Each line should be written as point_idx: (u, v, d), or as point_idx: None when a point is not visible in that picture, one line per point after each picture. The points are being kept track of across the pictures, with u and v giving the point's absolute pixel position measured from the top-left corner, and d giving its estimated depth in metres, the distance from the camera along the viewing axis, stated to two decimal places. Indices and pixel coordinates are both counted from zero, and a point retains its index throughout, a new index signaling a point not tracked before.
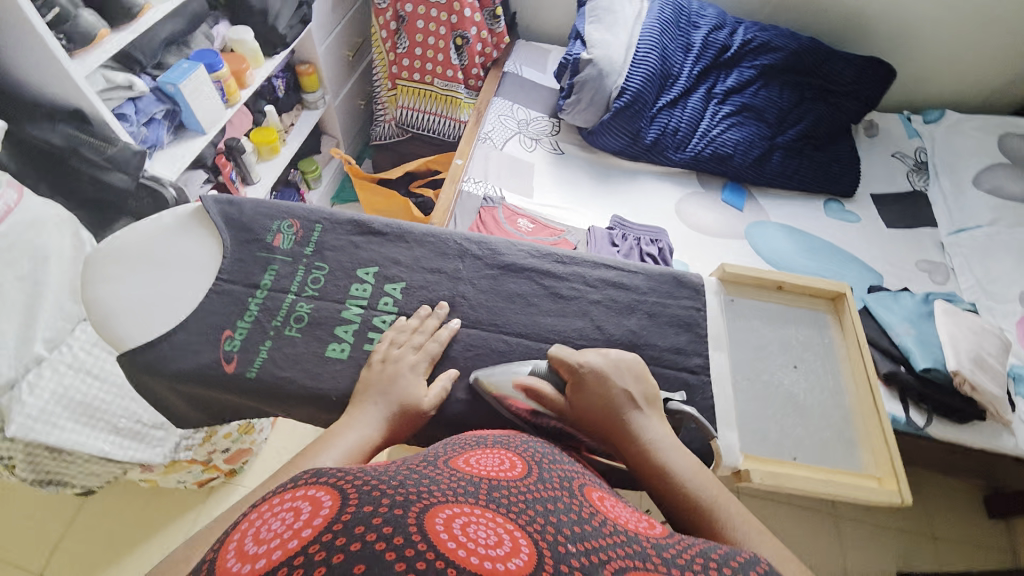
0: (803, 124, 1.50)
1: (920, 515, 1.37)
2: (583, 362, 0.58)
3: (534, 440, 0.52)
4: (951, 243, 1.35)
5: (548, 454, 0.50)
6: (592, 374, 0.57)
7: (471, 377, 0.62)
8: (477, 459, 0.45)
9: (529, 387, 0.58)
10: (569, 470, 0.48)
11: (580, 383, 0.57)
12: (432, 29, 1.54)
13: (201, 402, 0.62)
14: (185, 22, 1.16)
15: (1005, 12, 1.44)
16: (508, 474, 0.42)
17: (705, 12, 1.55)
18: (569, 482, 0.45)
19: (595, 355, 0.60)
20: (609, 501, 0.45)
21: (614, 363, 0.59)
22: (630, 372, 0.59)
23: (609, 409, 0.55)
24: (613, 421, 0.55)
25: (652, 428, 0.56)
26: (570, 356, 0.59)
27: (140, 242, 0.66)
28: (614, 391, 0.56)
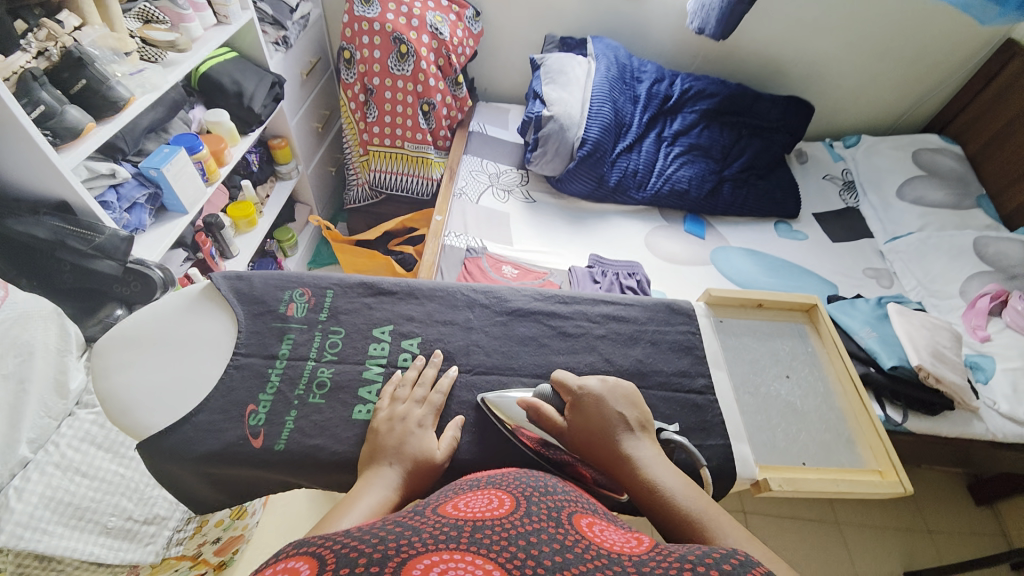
0: (745, 157, 1.67)
1: (912, 510, 1.43)
2: (582, 385, 0.63)
3: (527, 476, 0.51)
4: (889, 250, 1.51)
5: (540, 485, 0.48)
6: (590, 396, 0.62)
7: (481, 396, 0.65)
8: (464, 501, 0.44)
9: (531, 407, 0.62)
10: (559, 497, 0.46)
11: (578, 405, 0.61)
12: (400, 98, 1.64)
13: (224, 481, 0.61)
14: (165, 110, 1.20)
15: (894, 51, 1.70)
16: (494, 513, 0.41)
17: (645, 68, 1.71)
18: (557, 512, 0.43)
19: (594, 379, 0.64)
20: (600, 524, 0.44)
21: (611, 386, 0.64)
22: (625, 397, 0.63)
23: (602, 427, 0.59)
24: (605, 438, 0.58)
25: (643, 447, 0.59)
26: (571, 380, 0.64)
27: (152, 326, 0.67)
28: (608, 410, 0.60)
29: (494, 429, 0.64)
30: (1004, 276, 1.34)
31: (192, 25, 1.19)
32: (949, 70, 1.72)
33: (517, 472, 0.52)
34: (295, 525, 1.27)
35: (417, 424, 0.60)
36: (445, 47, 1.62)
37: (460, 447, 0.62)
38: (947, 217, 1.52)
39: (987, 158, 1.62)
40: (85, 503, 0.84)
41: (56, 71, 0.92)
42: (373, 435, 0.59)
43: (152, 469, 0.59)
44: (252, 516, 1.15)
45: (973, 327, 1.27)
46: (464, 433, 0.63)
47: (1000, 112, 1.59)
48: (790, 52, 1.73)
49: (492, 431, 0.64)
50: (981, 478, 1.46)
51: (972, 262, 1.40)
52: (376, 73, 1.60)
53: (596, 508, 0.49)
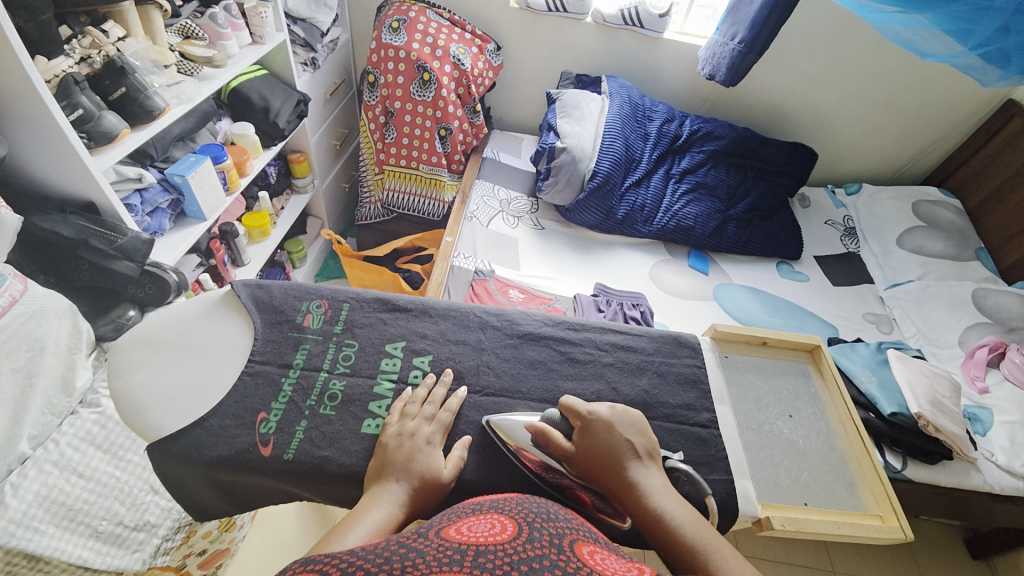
0: (750, 198, 1.71)
1: (907, 562, 1.41)
2: (592, 410, 0.63)
3: (529, 501, 0.49)
4: (888, 296, 1.54)
5: (542, 511, 0.46)
6: (599, 422, 0.62)
7: (486, 417, 0.65)
8: (469, 525, 0.42)
9: (539, 432, 0.62)
10: (561, 524, 0.45)
11: (588, 430, 0.62)
12: (419, 122, 1.69)
13: (229, 487, 0.61)
14: (195, 121, 1.24)
15: (897, 105, 1.77)
16: (496, 537, 0.40)
17: (656, 108, 1.78)
18: (560, 539, 0.41)
19: (602, 405, 0.64)
20: (601, 553, 0.43)
21: (620, 414, 0.64)
22: (632, 425, 0.64)
23: (612, 452, 0.60)
24: (615, 465, 0.59)
25: (650, 475, 0.60)
26: (580, 405, 0.64)
27: (169, 329, 0.68)
28: (619, 438, 0.61)
29: (503, 450, 0.65)
30: (1003, 329, 1.36)
31: (229, 43, 1.24)
32: (951, 126, 1.79)
33: (520, 498, 0.50)
34: (282, 542, 1.24)
35: (425, 441, 0.61)
36: (465, 77, 1.69)
37: (467, 466, 0.62)
38: (947, 267, 1.55)
39: (987, 212, 1.66)
40: (77, 505, 0.83)
41: (98, 77, 0.95)
42: (382, 450, 0.59)
43: (161, 471, 0.59)
44: (240, 529, 1.14)
45: (972, 377, 1.28)
46: (471, 453, 0.64)
47: (999, 168, 1.65)
48: (795, 101, 1.81)
49: (500, 451, 0.64)
50: (979, 532, 1.44)
51: (971, 312, 1.42)
52: (398, 97, 1.66)
53: (597, 537, 0.47)
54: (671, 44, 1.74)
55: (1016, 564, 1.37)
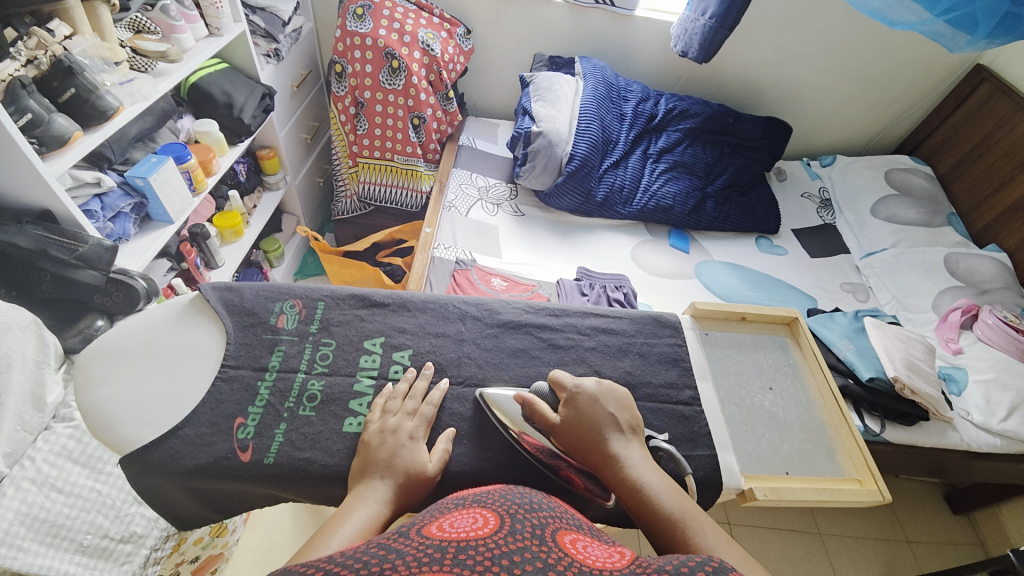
0: (727, 174, 1.72)
1: (891, 520, 1.46)
2: (578, 384, 0.64)
3: (512, 492, 0.49)
4: (864, 265, 1.57)
5: (525, 502, 0.46)
6: (583, 396, 0.63)
7: (480, 391, 0.67)
8: (451, 522, 0.42)
9: (526, 402, 0.63)
10: (543, 514, 0.45)
11: (572, 402, 0.62)
12: (390, 112, 1.65)
13: (210, 495, 0.60)
14: (154, 119, 1.19)
15: (869, 74, 1.78)
16: (478, 532, 0.39)
17: (631, 87, 1.76)
18: (542, 529, 0.41)
19: (590, 379, 0.65)
20: (584, 540, 0.43)
21: (605, 390, 0.64)
22: (617, 400, 0.64)
23: (594, 425, 0.60)
24: (596, 437, 0.60)
25: (631, 449, 0.60)
26: (567, 379, 0.65)
27: (137, 338, 0.66)
28: (601, 410, 0.62)
29: (490, 440, 0.64)
30: (975, 291, 1.41)
31: (184, 36, 1.19)
32: (920, 94, 1.81)
33: (503, 490, 0.50)
34: (276, 543, 1.24)
35: (409, 436, 0.60)
36: (436, 63, 1.65)
37: (453, 459, 0.62)
38: (920, 234, 1.58)
39: (957, 178, 1.70)
40: (60, 521, 0.82)
41: (44, 79, 0.90)
42: (364, 448, 0.59)
43: (137, 484, 0.58)
44: (232, 533, 1.13)
45: (946, 340, 1.32)
46: (456, 445, 0.63)
47: (968, 134, 1.68)
48: (768, 75, 1.81)
49: (485, 442, 0.64)
50: (958, 489, 1.50)
51: (944, 276, 1.46)
52: (367, 87, 1.62)
53: (580, 523, 0.48)
54: (643, 22, 1.73)
55: (995, 517, 1.43)
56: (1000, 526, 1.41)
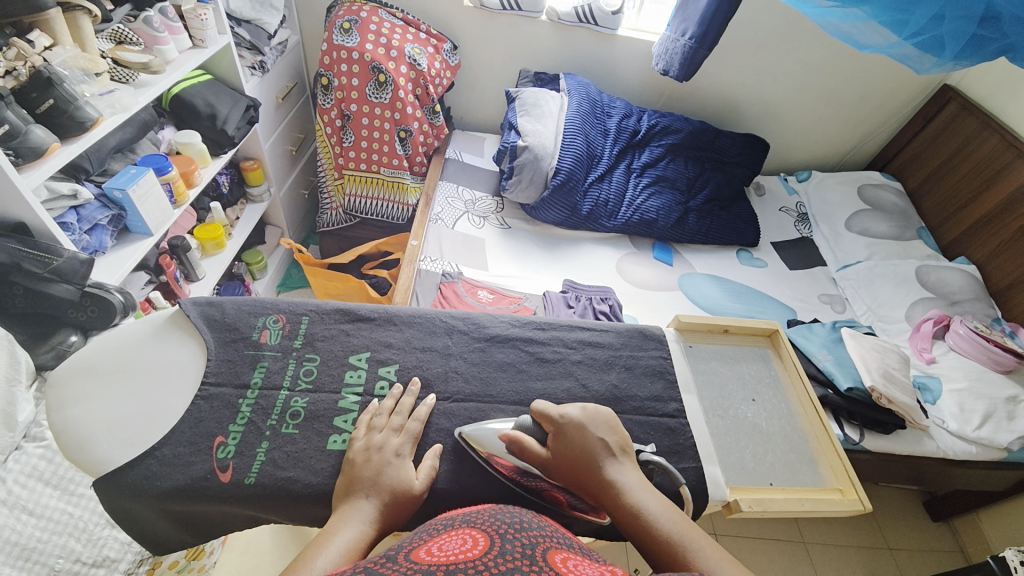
0: (708, 189, 1.76)
1: (874, 528, 1.49)
2: (563, 414, 0.63)
3: (502, 512, 0.48)
4: (840, 277, 1.62)
5: (514, 521, 0.46)
6: (571, 425, 0.62)
7: (459, 430, 0.64)
8: (440, 545, 0.41)
9: (512, 441, 0.61)
10: (534, 533, 0.44)
11: (561, 433, 0.61)
12: (377, 124, 1.66)
13: (188, 518, 0.58)
14: (134, 130, 1.17)
15: (841, 94, 1.85)
16: (467, 554, 0.39)
17: (614, 104, 1.80)
18: (532, 548, 0.41)
19: (574, 407, 0.64)
20: (575, 559, 0.43)
21: (591, 414, 0.64)
22: (604, 424, 0.63)
23: (587, 451, 0.60)
24: (590, 463, 0.59)
25: (626, 472, 0.60)
26: (552, 410, 0.64)
27: (114, 355, 0.64)
28: (591, 438, 0.61)
29: (478, 457, 0.64)
30: (946, 302, 1.46)
31: (167, 47, 1.18)
32: (889, 113, 1.89)
33: (492, 509, 0.50)
34: (256, 564, 1.20)
35: (395, 453, 0.59)
36: (422, 77, 1.66)
37: (440, 476, 0.62)
38: (892, 247, 1.64)
39: (927, 193, 1.77)
40: (30, 544, 0.78)
41: (23, 90, 0.89)
42: (349, 466, 0.58)
43: (111, 507, 0.56)
44: (209, 556, 1.10)
45: (920, 349, 1.36)
46: (443, 461, 0.63)
47: (936, 151, 1.76)
48: (746, 94, 1.87)
49: (473, 458, 0.64)
50: (937, 495, 1.54)
51: (916, 288, 1.51)
52: (354, 100, 1.62)
53: (571, 542, 0.47)
54: (625, 41, 1.77)
55: (975, 524, 1.47)
56: (980, 533, 1.45)
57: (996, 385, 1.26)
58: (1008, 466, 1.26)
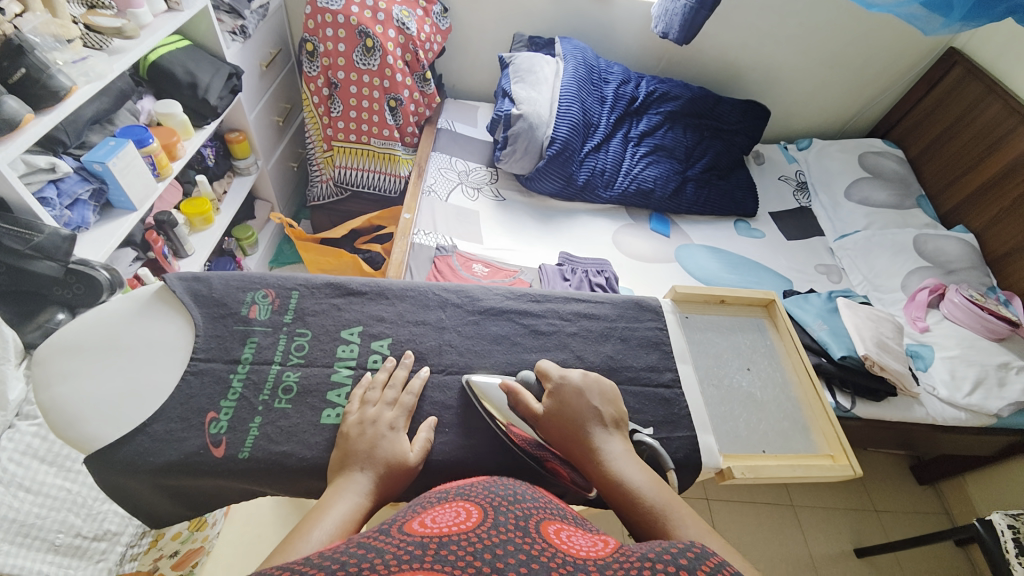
0: (707, 158, 1.73)
1: (861, 492, 1.53)
2: (563, 375, 0.64)
3: (495, 485, 0.49)
4: (838, 247, 1.61)
5: (508, 494, 0.46)
6: (569, 387, 0.63)
7: (465, 377, 0.66)
8: (433, 518, 0.41)
9: (511, 391, 0.64)
10: (527, 505, 0.45)
11: (557, 394, 0.62)
12: (366, 93, 1.60)
13: (185, 493, 0.58)
14: (112, 100, 1.11)
15: (846, 57, 1.79)
16: (461, 526, 0.39)
17: (612, 69, 1.74)
18: (526, 520, 0.41)
19: (575, 371, 0.65)
20: (568, 530, 0.43)
21: (591, 381, 0.65)
22: (602, 393, 0.64)
23: (579, 417, 0.60)
24: (580, 430, 0.60)
25: (613, 442, 0.60)
26: (553, 370, 0.65)
27: (100, 332, 0.63)
28: (585, 402, 0.62)
29: (473, 429, 0.64)
30: (942, 271, 1.46)
31: (141, 11, 1.11)
32: (894, 77, 1.84)
33: (486, 482, 0.50)
34: (258, 534, 1.23)
35: (389, 427, 0.59)
36: (412, 42, 1.59)
37: (435, 448, 0.62)
38: (891, 215, 1.63)
39: (928, 159, 1.74)
40: (30, 520, 0.80)
41: None
42: (344, 440, 0.57)
43: (105, 483, 0.56)
44: (212, 527, 1.11)
45: (914, 318, 1.36)
46: (438, 433, 0.63)
47: (939, 117, 1.72)
48: (748, 58, 1.81)
49: (468, 430, 0.64)
50: (923, 460, 1.58)
51: (913, 257, 1.50)
52: (341, 67, 1.56)
53: (564, 513, 0.48)
54: (624, 2, 1.70)
55: (959, 487, 1.52)
56: (964, 495, 1.50)
57: (987, 352, 1.27)
58: (995, 431, 1.29)
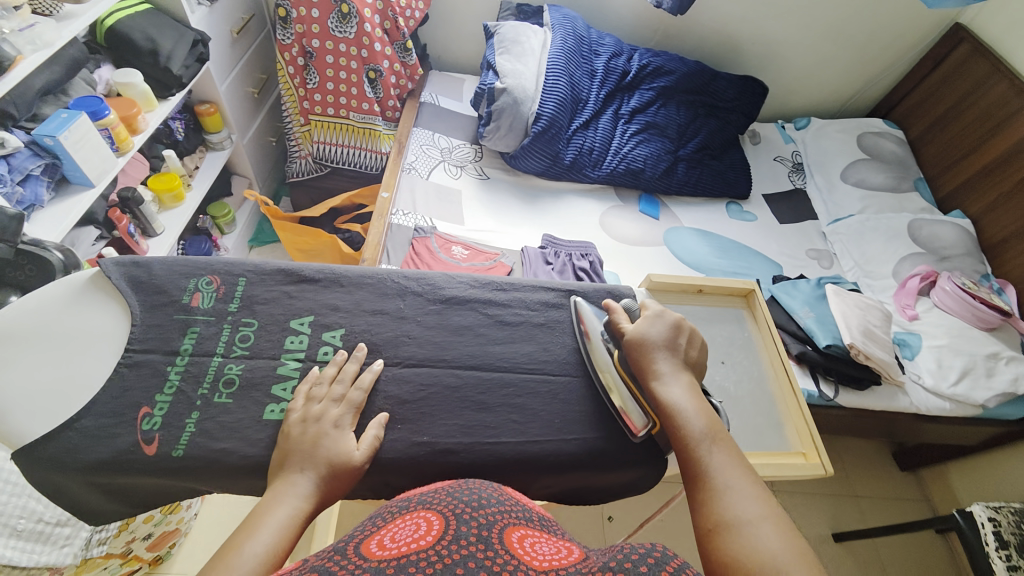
0: (700, 136, 1.66)
1: (844, 477, 1.53)
2: (662, 311, 0.67)
3: (459, 489, 0.48)
4: (831, 231, 1.56)
5: (473, 498, 0.46)
6: (660, 321, 0.66)
7: (573, 296, 0.74)
8: (393, 534, 0.41)
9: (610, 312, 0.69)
10: (492, 510, 0.45)
11: (648, 323, 0.66)
12: (343, 63, 1.52)
13: (120, 490, 0.56)
14: (63, 69, 1.04)
15: (850, 31, 1.70)
16: (421, 543, 0.39)
17: (603, 41, 1.65)
18: (488, 529, 0.42)
19: (672, 312, 0.68)
20: (534, 537, 0.44)
21: (681, 323, 0.67)
22: (686, 335, 0.66)
23: (659, 347, 0.64)
24: (654, 357, 0.63)
25: (682, 375, 0.63)
26: (653, 306, 0.69)
27: (26, 319, 0.59)
28: (667, 337, 0.65)
29: (429, 425, 0.61)
30: (935, 258, 1.42)
31: None
32: (899, 53, 1.76)
33: (452, 486, 0.50)
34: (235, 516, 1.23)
35: (333, 424, 0.56)
36: (391, 9, 1.50)
37: (386, 445, 0.59)
38: (886, 200, 1.58)
39: (928, 141, 1.68)
40: None
41: None
42: (285, 440, 0.54)
43: (32, 480, 0.53)
44: (186, 509, 1.11)
45: (904, 306, 1.33)
46: (390, 430, 0.60)
47: (944, 96, 1.65)
48: (748, 29, 1.72)
49: (422, 427, 0.61)
50: (906, 447, 1.58)
51: (906, 243, 1.46)
52: (316, 35, 1.47)
53: (530, 515, 0.49)
54: None
55: (943, 476, 1.52)
56: (945, 482, 1.50)
57: (975, 342, 1.25)
58: (980, 421, 1.28)
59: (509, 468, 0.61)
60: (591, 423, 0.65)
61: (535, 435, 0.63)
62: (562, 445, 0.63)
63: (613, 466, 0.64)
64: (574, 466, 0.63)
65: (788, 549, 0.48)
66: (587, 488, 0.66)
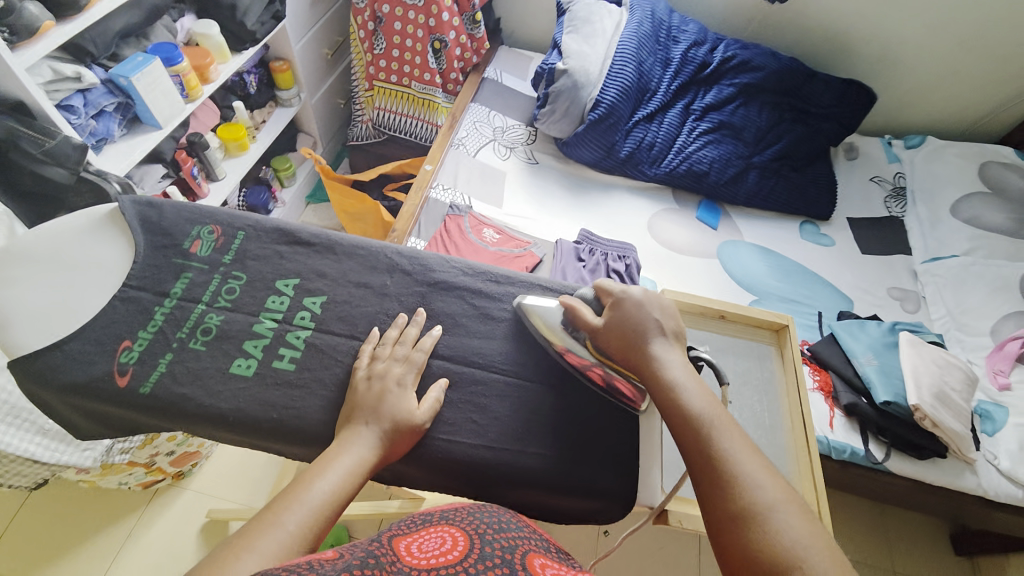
0: (781, 143, 1.48)
1: (883, 549, 1.35)
2: (625, 290, 0.62)
3: (482, 511, 0.48)
4: (923, 271, 1.33)
5: (495, 522, 0.46)
6: (631, 301, 0.61)
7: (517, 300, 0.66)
8: (420, 544, 0.42)
9: (568, 308, 0.63)
10: (513, 536, 0.44)
11: (618, 307, 0.61)
12: (409, 31, 1.52)
13: (97, 414, 0.59)
14: (142, 14, 1.12)
15: (995, 35, 1.42)
16: (447, 558, 0.40)
17: (685, 28, 1.51)
18: (510, 553, 0.41)
19: (637, 287, 0.63)
20: (553, 566, 0.43)
21: (651, 296, 0.62)
22: (664, 309, 0.62)
23: (638, 330, 0.60)
24: (637, 340, 0.59)
25: (672, 351, 0.59)
26: (613, 286, 0.64)
27: (49, 244, 0.64)
28: (646, 315, 0.60)
29: None
30: None
31: None
32: None
33: (473, 506, 0.49)
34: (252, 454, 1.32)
35: (396, 382, 0.57)
36: None
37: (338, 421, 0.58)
38: (1003, 243, 1.32)
39: None
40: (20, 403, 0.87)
41: None
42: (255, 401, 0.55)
43: (25, 389, 0.58)
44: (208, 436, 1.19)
45: (996, 371, 1.12)
46: None
47: None
48: (863, 24, 1.48)
49: None
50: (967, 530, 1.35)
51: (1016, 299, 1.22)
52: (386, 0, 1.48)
53: (549, 548, 0.47)
54: None
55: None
56: None
57: None
58: None
59: (461, 470, 0.58)
60: (557, 439, 0.60)
61: (494, 440, 0.59)
62: (520, 456, 0.58)
63: (572, 490, 0.58)
64: (530, 482, 0.58)
65: (811, 534, 0.46)
66: (543, 508, 0.61)
